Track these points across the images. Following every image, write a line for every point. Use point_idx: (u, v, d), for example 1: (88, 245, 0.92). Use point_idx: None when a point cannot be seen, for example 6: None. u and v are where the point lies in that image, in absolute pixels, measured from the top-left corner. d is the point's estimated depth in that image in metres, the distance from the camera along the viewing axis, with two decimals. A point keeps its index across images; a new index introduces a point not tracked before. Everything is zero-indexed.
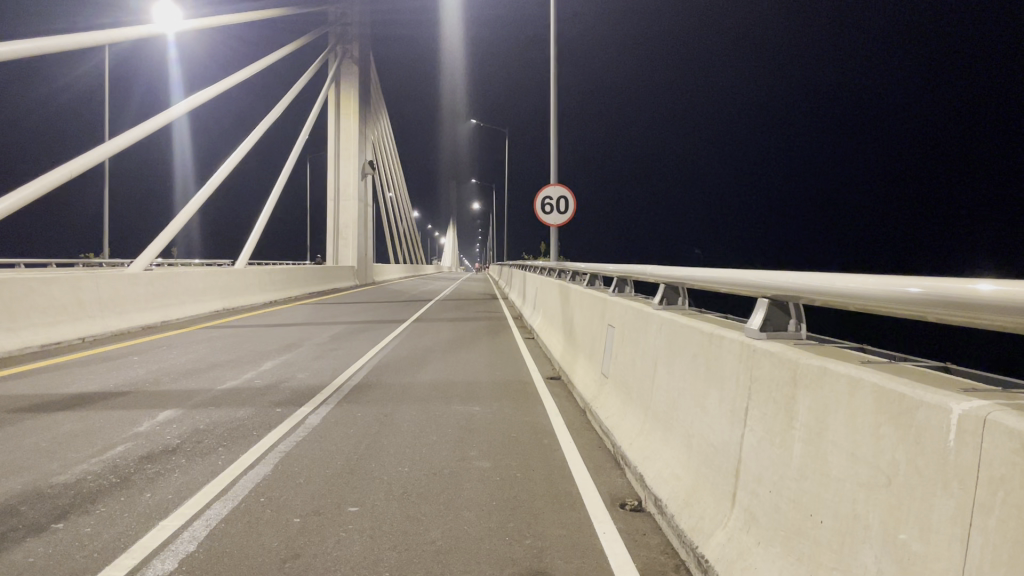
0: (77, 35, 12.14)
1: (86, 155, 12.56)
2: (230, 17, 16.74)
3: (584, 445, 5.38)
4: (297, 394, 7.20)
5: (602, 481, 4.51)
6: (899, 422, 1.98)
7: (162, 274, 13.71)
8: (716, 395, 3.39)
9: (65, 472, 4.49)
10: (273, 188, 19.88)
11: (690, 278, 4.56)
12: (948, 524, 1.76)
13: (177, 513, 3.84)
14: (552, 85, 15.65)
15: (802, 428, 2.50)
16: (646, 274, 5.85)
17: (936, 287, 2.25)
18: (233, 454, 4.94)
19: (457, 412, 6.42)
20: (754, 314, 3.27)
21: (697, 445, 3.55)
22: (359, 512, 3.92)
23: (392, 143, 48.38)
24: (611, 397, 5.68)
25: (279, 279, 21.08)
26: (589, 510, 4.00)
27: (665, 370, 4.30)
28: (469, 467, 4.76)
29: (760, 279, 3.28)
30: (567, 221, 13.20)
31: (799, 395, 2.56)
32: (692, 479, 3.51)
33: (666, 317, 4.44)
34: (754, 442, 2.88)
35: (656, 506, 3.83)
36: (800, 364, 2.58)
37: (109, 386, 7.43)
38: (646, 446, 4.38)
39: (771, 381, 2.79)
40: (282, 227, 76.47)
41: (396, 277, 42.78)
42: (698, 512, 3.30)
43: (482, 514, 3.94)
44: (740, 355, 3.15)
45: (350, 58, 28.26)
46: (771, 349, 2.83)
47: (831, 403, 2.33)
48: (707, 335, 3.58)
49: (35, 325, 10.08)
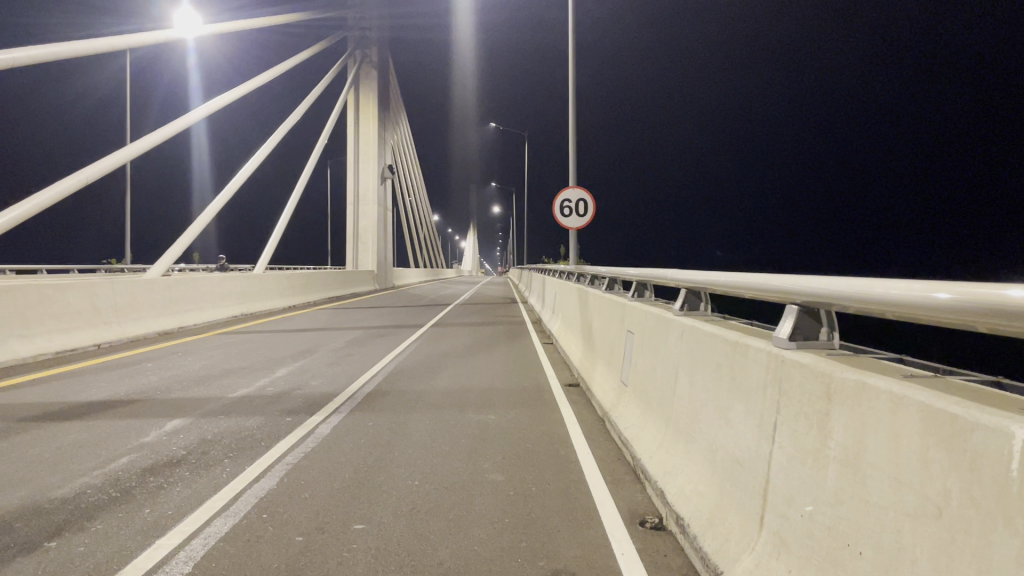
0: (97, 41, 12.09)
1: (104, 159, 12.52)
2: (248, 22, 16.70)
3: (603, 457, 5.17)
4: (309, 402, 7.05)
5: (621, 497, 4.29)
6: (950, 447, 1.79)
7: (178, 279, 13.63)
8: (742, 409, 3.16)
9: (64, 486, 4.33)
10: (292, 193, 19.82)
11: (712, 282, 4.33)
12: (1011, 567, 1.55)
13: (175, 530, 3.68)
14: (572, 87, 15.45)
15: (837, 447, 2.29)
16: (666, 277, 5.61)
17: (971, 293, 2.03)
18: (238, 467, 4.77)
19: (472, 421, 6.24)
20: (782, 321, 3.03)
21: (721, 461, 3.34)
22: (364, 530, 3.73)
23: (412, 148, 48.41)
24: (629, 407, 5.46)
25: (298, 284, 21.01)
26: (606, 527, 3.80)
27: (687, 381, 4.08)
28: (482, 480, 4.57)
29: (787, 284, 3.04)
30: (586, 224, 12.98)
31: (833, 411, 2.35)
32: (715, 496, 3.30)
33: (688, 324, 4.22)
34: (783, 460, 2.66)
35: (678, 524, 3.62)
36: (834, 378, 2.36)
37: (121, 394, 7.31)
38: (667, 461, 4.16)
39: (801, 395, 2.58)
40: (303, 231, 76.78)
41: (415, 280, 42.68)
42: (722, 533, 3.09)
43: (493, 533, 3.74)
44: (769, 366, 2.92)
45: (369, 62, 28.23)
46: (801, 361, 2.62)
47: (871, 421, 2.13)
48: (733, 344, 3.35)
49: (50, 332, 9.99)
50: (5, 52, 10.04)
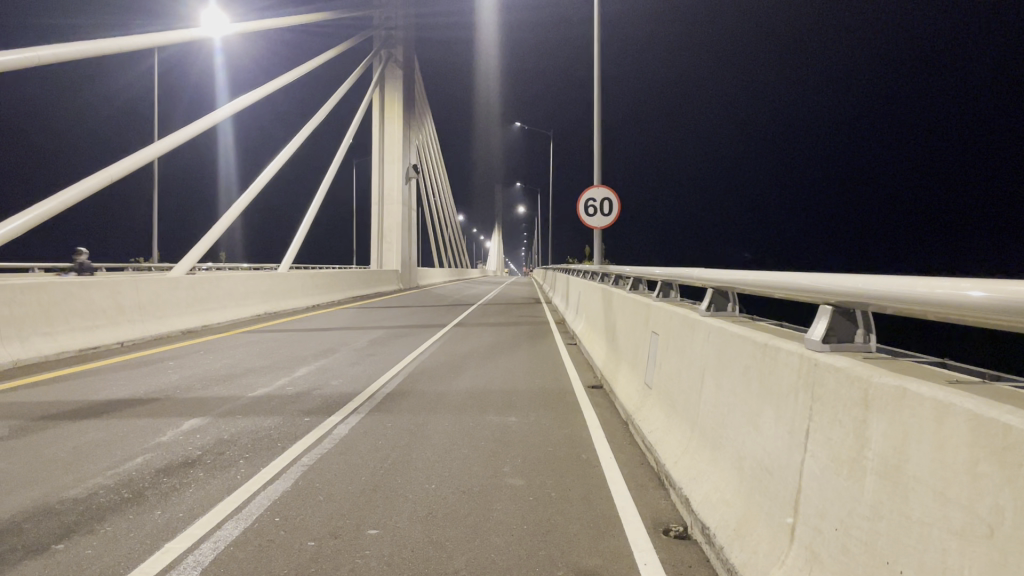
0: (124, 40, 12.10)
1: (129, 158, 12.51)
2: (274, 21, 16.70)
3: (626, 461, 5.03)
4: (328, 402, 6.98)
5: (645, 504, 4.15)
6: (1004, 460, 1.64)
7: (203, 278, 13.67)
8: (772, 413, 3.01)
9: (76, 487, 4.27)
10: (318, 192, 19.85)
11: (739, 282, 4.18)
12: None
13: (186, 534, 3.60)
14: (597, 87, 15.28)
15: (876, 458, 2.14)
16: (692, 276, 5.46)
17: (1016, 291, 1.88)
18: (254, 468, 4.69)
19: (492, 423, 6.13)
20: (815, 322, 2.86)
21: (749, 469, 3.19)
22: (378, 535, 3.63)
23: (438, 149, 48.42)
24: (654, 410, 5.32)
25: (323, 283, 21.04)
26: (628, 536, 3.66)
27: (714, 385, 3.93)
28: (501, 485, 4.45)
29: (818, 283, 2.88)
30: (610, 224, 12.80)
31: (871, 418, 2.20)
32: (744, 505, 3.14)
33: (714, 325, 4.08)
34: (816, 471, 2.51)
35: (703, 533, 3.48)
36: (872, 384, 2.21)
37: (140, 392, 7.28)
38: (692, 467, 4.02)
39: (837, 401, 2.42)
40: (328, 231, 77.17)
41: (439, 280, 42.60)
42: (750, 544, 2.94)
43: (511, 540, 3.62)
44: (801, 371, 2.77)
45: (395, 62, 28.22)
46: (836, 364, 2.46)
47: (913, 431, 1.97)
48: (763, 345, 3.20)
49: (74, 331, 10.02)
50: (30, 50, 10.01)
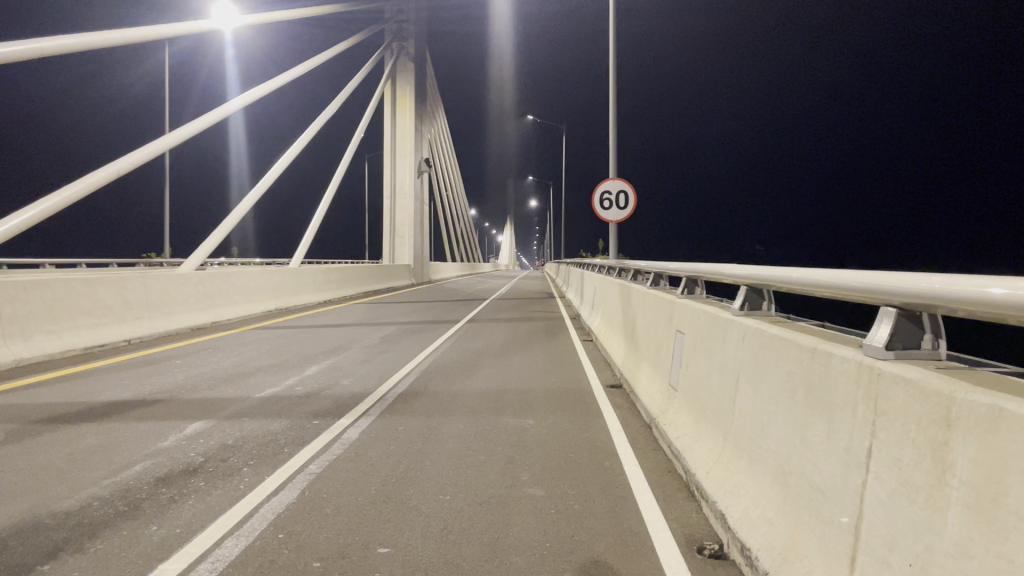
0: (133, 31, 11.83)
1: (138, 152, 12.26)
2: (285, 13, 16.45)
3: (652, 469, 4.74)
4: (338, 403, 6.74)
5: (673, 517, 3.87)
6: None
7: (212, 273, 13.44)
8: (823, 426, 2.72)
9: (70, 498, 4.02)
10: (330, 187, 19.60)
11: (775, 279, 3.87)
12: None
13: (180, 553, 3.33)
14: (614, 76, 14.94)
15: (961, 485, 1.86)
16: (719, 273, 5.14)
17: None
18: (258, 477, 4.42)
19: (509, 426, 5.85)
20: (876, 327, 2.55)
21: (796, 485, 2.90)
22: (390, 555, 3.36)
23: (450, 145, 48.28)
24: (680, 414, 5.03)
25: (334, 279, 20.82)
26: (660, 556, 3.37)
27: (750, 391, 3.64)
28: (520, 496, 4.18)
29: (881, 283, 2.57)
30: (627, 217, 12.47)
31: (955, 440, 1.91)
32: (790, 526, 2.86)
33: (751, 326, 3.77)
34: (883, 495, 2.22)
35: (742, 554, 3.19)
36: (955, 400, 1.92)
37: (144, 394, 7.02)
38: (727, 478, 3.73)
39: (909, 417, 2.13)
40: (340, 226, 77.04)
41: (451, 275, 42.35)
42: (801, 571, 2.65)
43: (533, 559, 3.33)
44: (860, 381, 2.47)
45: (406, 54, 27.96)
46: (908, 377, 2.17)
47: (1014, 456, 1.69)
48: (812, 351, 2.90)
49: (79, 328, 9.79)
50: (34, 41, 9.72)
